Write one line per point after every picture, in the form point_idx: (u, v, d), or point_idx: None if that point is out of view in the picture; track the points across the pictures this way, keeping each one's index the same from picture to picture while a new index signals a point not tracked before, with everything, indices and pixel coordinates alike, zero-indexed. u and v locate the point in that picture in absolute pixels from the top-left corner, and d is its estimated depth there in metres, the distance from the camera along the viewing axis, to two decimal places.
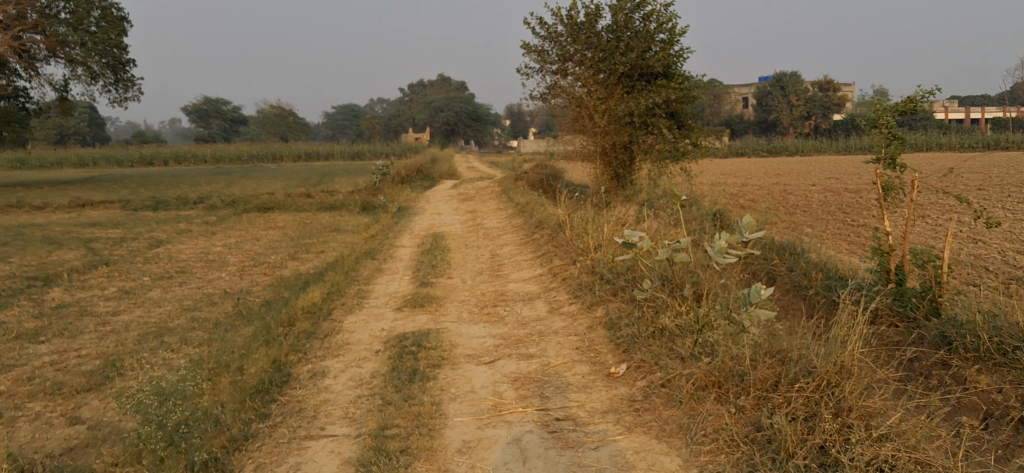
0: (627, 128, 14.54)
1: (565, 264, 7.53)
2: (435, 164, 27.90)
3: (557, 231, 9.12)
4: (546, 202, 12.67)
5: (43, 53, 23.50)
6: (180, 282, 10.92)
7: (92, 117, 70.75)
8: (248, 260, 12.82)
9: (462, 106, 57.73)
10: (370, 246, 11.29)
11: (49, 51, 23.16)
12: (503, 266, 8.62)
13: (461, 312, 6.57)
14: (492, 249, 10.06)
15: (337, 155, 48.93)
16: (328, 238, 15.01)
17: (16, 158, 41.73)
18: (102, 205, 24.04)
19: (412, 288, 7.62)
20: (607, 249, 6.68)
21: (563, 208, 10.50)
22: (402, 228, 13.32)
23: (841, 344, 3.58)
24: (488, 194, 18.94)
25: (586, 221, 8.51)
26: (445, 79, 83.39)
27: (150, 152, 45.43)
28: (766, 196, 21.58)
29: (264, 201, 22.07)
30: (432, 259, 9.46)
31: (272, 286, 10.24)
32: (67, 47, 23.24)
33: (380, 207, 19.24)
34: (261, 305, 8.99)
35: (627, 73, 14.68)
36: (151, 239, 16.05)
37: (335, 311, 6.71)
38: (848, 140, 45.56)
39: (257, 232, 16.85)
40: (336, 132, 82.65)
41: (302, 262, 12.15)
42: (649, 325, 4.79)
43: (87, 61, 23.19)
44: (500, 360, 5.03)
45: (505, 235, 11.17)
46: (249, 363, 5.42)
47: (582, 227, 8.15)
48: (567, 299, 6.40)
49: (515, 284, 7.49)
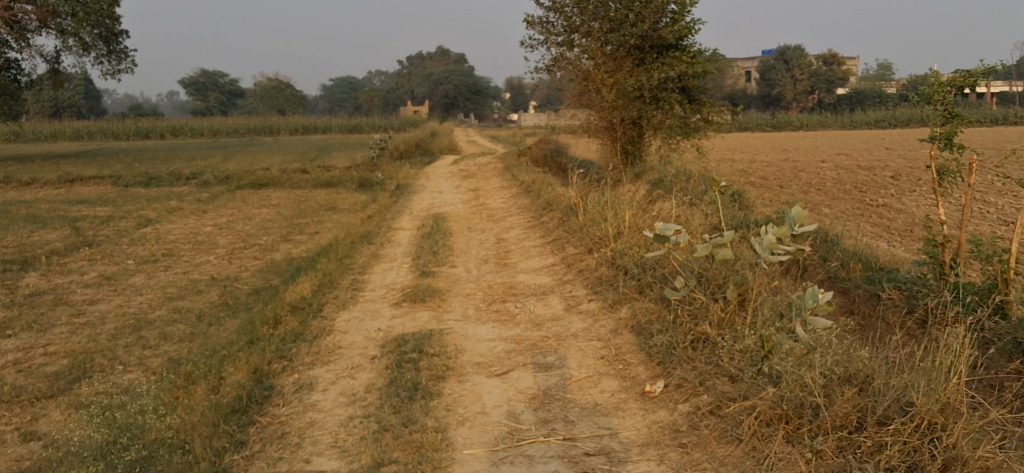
0: (636, 103, 13.87)
1: (579, 254, 6.89)
2: (435, 139, 27.23)
3: (568, 215, 8.48)
4: (554, 182, 12.04)
5: (34, 24, 22.88)
6: (166, 267, 10.29)
7: (87, 88, 69.80)
8: (238, 242, 12.17)
9: (462, 80, 56.90)
10: (367, 228, 10.65)
11: (39, 22, 22.54)
12: (511, 254, 7.97)
13: (467, 308, 5.93)
14: (498, 233, 9.41)
15: (335, 128, 48.21)
16: (325, 218, 14.36)
17: (9, 131, 40.92)
18: (93, 181, 23.39)
19: (412, 279, 6.98)
20: (628, 239, 6.03)
21: (572, 189, 9.84)
22: (401, 208, 12.69)
23: (933, 370, 2.98)
24: (491, 171, 18.27)
25: (600, 204, 7.85)
26: (444, 51, 82.37)
27: (146, 124, 44.64)
28: (776, 173, 20.92)
29: (259, 177, 21.41)
30: (433, 244, 8.81)
31: (262, 272, 9.61)
32: (58, 17, 22.54)
33: (379, 184, 18.59)
34: (249, 295, 8.35)
35: (637, 45, 13.92)
36: (140, 218, 15.41)
37: (327, 307, 6.06)
38: (853, 115, 44.86)
39: (251, 210, 16.20)
40: (334, 105, 81.72)
41: (296, 245, 11.50)
42: (688, 332, 4.13)
43: (79, 32, 22.41)
44: (513, 371, 4.39)
45: (510, 217, 10.51)
46: (227, 371, 4.78)
47: (597, 211, 7.49)
48: (585, 294, 5.76)
49: (525, 275, 6.85)
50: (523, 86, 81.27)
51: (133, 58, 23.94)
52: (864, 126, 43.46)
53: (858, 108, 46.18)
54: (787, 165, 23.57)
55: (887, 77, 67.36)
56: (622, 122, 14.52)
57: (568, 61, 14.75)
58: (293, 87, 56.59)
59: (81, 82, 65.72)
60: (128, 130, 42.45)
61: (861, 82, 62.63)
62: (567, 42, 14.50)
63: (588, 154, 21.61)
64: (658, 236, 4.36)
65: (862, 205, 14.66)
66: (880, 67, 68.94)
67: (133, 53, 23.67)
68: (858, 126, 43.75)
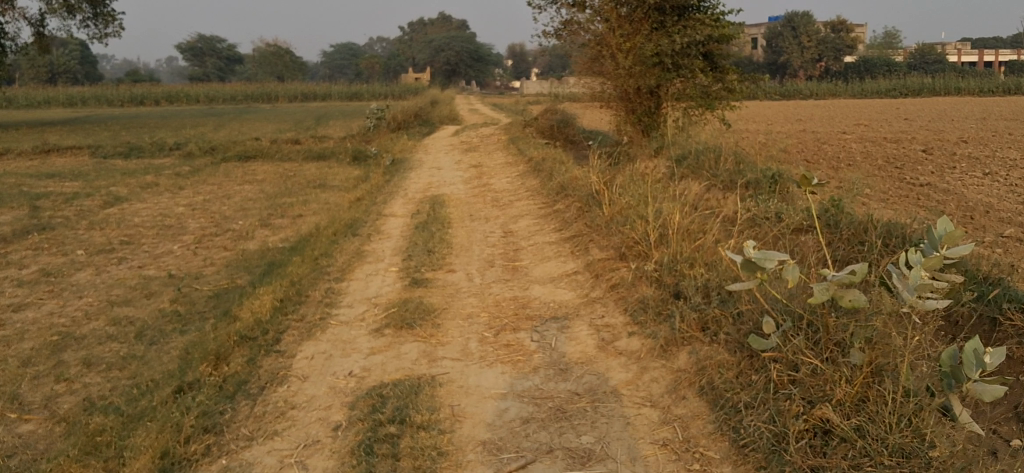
0: (655, 69, 12.45)
1: (609, 259, 5.49)
2: (435, 108, 25.78)
3: (590, 207, 7.10)
4: (567, 160, 10.68)
5: None
6: (120, 259, 8.91)
7: (83, 52, 68.10)
8: (210, 227, 10.80)
9: (463, 46, 55.24)
10: (354, 214, 9.27)
11: None
12: (521, 254, 6.57)
13: (468, 338, 4.53)
14: (505, 224, 8.00)
15: (334, 95, 46.61)
16: (312, 197, 12.96)
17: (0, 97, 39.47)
18: (71, 150, 21.96)
19: (398, 292, 5.61)
20: (679, 250, 4.63)
21: (592, 172, 8.44)
22: (394, 188, 11.32)
23: None
24: (494, 144, 16.90)
25: (634, 198, 6.44)
26: (446, 17, 80.31)
27: (140, 90, 43.14)
28: (799, 146, 19.50)
29: (246, 148, 19.99)
30: (428, 238, 7.42)
31: (229, 268, 8.23)
32: None
33: (373, 158, 17.19)
34: (208, 300, 6.99)
35: (657, 5, 12.43)
36: (109, 195, 14.05)
37: (286, 337, 4.67)
38: (865, 83, 43.40)
39: (232, 187, 14.81)
40: (333, 71, 79.74)
41: (273, 232, 10.10)
42: (799, 416, 2.85)
43: None
44: (535, 464, 3.01)
45: (518, 202, 9.10)
46: (129, 451, 3.41)
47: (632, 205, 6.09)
48: (624, 325, 4.36)
49: (542, 288, 5.45)
50: (524, 53, 79.56)
51: (120, 21, 22.57)
52: (876, 95, 42.03)
53: (869, 76, 44.71)
54: (808, 137, 22.13)
55: (894, 45, 65.90)
56: (637, 90, 13.08)
57: (580, 24, 13.39)
58: (290, 53, 54.90)
59: (75, 48, 64.07)
60: (122, 96, 40.91)
61: (866, 49, 61.11)
62: (579, 2, 13.17)
63: (599, 125, 20.12)
64: (754, 266, 2.99)
65: (902, 184, 13.28)
66: (888, 34, 67.35)
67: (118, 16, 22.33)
68: (870, 95, 42.32)
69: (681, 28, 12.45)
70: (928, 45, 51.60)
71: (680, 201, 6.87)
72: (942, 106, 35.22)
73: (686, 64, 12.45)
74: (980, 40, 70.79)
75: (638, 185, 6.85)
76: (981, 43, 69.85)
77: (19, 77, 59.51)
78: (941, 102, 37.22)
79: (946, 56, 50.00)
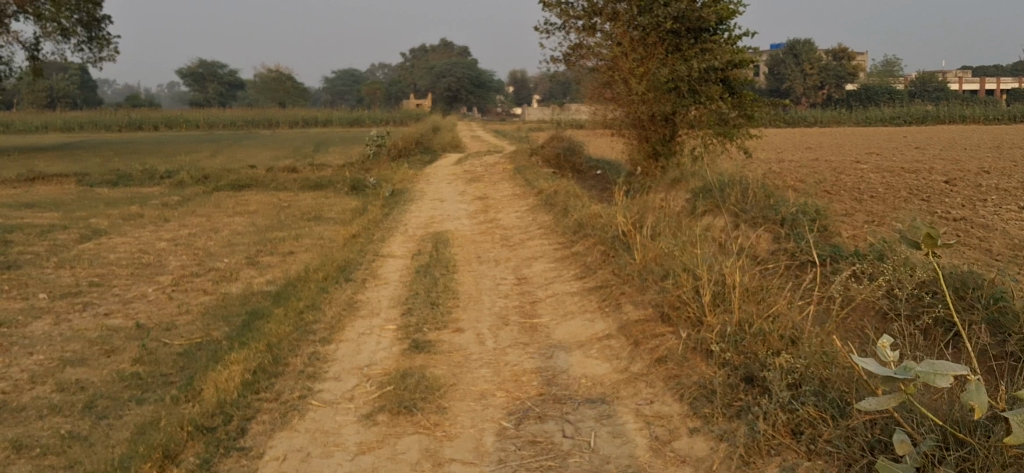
0: (669, 95, 11.58)
1: (651, 320, 4.60)
2: (437, 135, 24.96)
3: (616, 254, 6.18)
4: (581, 194, 9.79)
5: (10, 9, 21.14)
6: (85, 305, 7.99)
7: (83, 78, 67.57)
8: (191, 266, 9.87)
9: (465, 72, 54.56)
10: (347, 254, 8.36)
11: (16, 6, 20.95)
12: (539, 308, 5.64)
13: (483, 430, 3.60)
14: (517, 269, 7.08)
15: (335, 121, 45.82)
16: (305, 232, 12.06)
17: None
18: (57, 179, 21.06)
19: (393, 361, 4.67)
20: (748, 320, 3.73)
21: (614, 211, 7.53)
22: (392, 222, 10.43)
23: None
24: (498, 174, 16.03)
25: (671, 243, 5.52)
26: (449, 44, 79.89)
27: (139, 115, 42.43)
28: (814, 174, 18.67)
29: (239, 177, 19.12)
30: (431, 286, 6.51)
31: (204, 320, 7.31)
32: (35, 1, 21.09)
33: (372, 188, 16.32)
34: (176, 361, 6.06)
35: (672, 27, 11.58)
36: (88, 229, 13.13)
37: (255, 428, 3.73)
38: (870, 111, 42.69)
39: (220, 220, 13.91)
40: (335, 97, 79.19)
41: (260, 273, 9.18)
42: None
43: (58, 18, 21.16)
44: None
45: (530, 242, 8.18)
46: None
47: (671, 256, 5.18)
48: (682, 419, 3.43)
49: (568, 355, 4.52)
50: (524, 80, 79.02)
51: (115, 45, 21.78)
52: (880, 123, 41.43)
53: (872, 104, 44.15)
54: (822, 166, 21.26)
55: (895, 73, 65.46)
56: (651, 117, 12.21)
57: (590, 48, 12.55)
58: (291, 79, 54.22)
59: (75, 73, 63.51)
60: (121, 120, 40.13)
61: (866, 75, 60.66)
62: (589, 25, 12.33)
63: (606, 153, 19.25)
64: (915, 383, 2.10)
65: (933, 217, 12.42)
66: (888, 62, 66.90)
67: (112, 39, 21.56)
68: (874, 123, 41.70)
69: (699, 52, 11.66)
70: (929, 73, 51.12)
71: (718, 245, 5.95)
72: (949, 134, 34.55)
73: (703, 91, 11.56)
74: (979, 67, 70.52)
75: (672, 232, 5.94)
76: (980, 72, 69.49)
77: (19, 102, 58.79)
78: (948, 129, 36.48)
79: (948, 84, 49.45)
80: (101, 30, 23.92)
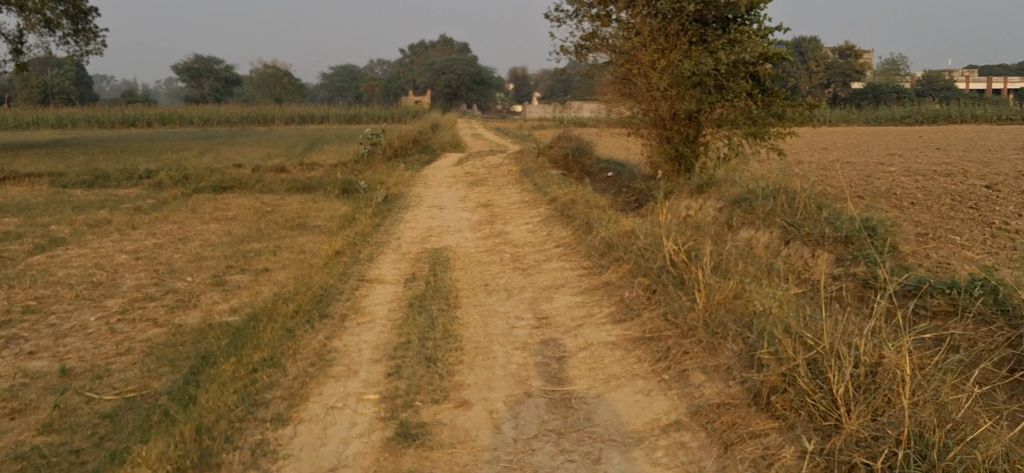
0: (693, 91, 9.94)
1: (739, 404, 3.24)
2: (437, 134, 23.54)
3: (668, 293, 4.77)
4: (604, 206, 8.39)
5: None
6: (7, 339, 6.57)
7: (80, 73, 66.01)
8: (150, 287, 8.48)
9: (466, 69, 53.17)
10: (327, 278, 6.95)
11: None
12: (570, 369, 4.24)
13: None
14: (533, 304, 5.67)
15: (332, 118, 44.36)
16: (287, 243, 10.68)
17: None
18: (31, 178, 19.60)
19: (372, 461, 3.28)
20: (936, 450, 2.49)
21: (652, 230, 6.12)
22: (384, 236, 9.04)
23: None
24: (503, 177, 14.63)
25: (750, 288, 4.16)
26: (447, 40, 78.26)
27: (133, 110, 40.96)
28: (838, 176, 17.24)
29: (223, 178, 17.72)
30: (428, 329, 5.10)
31: (147, 364, 5.90)
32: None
33: (366, 191, 14.91)
34: (94, 430, 4.66)
35: (698, 14, 10.03)
36: (46, 237, 11.69)
37: None
38: (881, 110, 41.28)
39: (195, 228, 12.50)
40: (333, 94, 77.66)
41: (226, 298, 7.79)
42: None
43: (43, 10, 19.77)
44: None
45: (547, 266, 6.78)
46: None
47: (756, 315, 3.82)
48: None
49: (625, 459, 3.12)
50: (524, 77, 77.44)
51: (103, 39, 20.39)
52: (890, 122, 40.02)
53: (880, 104, 42.66)
54: (847, 168, 19.83)
55: (899, 72, 64.02)
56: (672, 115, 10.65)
57: (606, 39, 11.12)
58: (289, 75, 52.78)
59: (71, 68, 62.02)
60: (114, 117, 38.71)
61: (870, 75, 59.28)
62: (604, 14, 10.92)
63: (619, 155, 17.82)
64: None
65: (985, 226, 11.06)
66: (889, 60, 65.32)
67: (99, 32, 20.16)
68: None
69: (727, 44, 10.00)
70: (934, 72, 49.64)
71: (798, 289, 4.58)
72: (962, 134, 33.17)
73: (732, 86, 9.78)
74: (984, 67, 69.14)
75: (740, 274, 4.55)
76: (984, 72, 67.99)
77: (13, 98, 57.38)
78: (964, 129, 35.06)
79: (955, 83, 48.02)
80: (87, 23, 22.49)
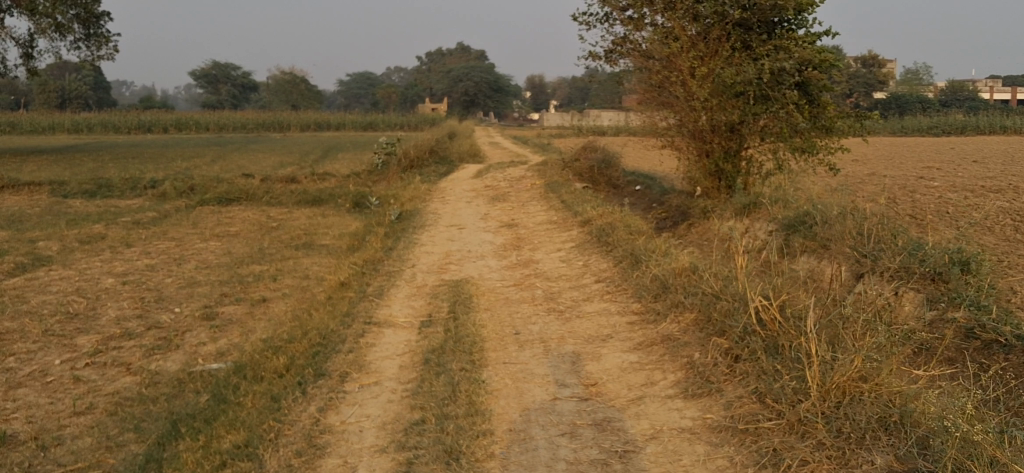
0: (735, 101, 8.65)
1: None
2: (456, 144, 22.49)
3: (761, 366, 3.67)
4: (647, 233, 7.31)
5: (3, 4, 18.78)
6: None
7: (98, 79, 65.29)
8: (130, 320, 7.44)
9: (483, 76, 52.17)
10: (326, 318, 5.87)
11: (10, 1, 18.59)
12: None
13: None
14: (577, 363, 4.59)
15: (348, 124, 43.43)
16: (289, 266, 9.64)
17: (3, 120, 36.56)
18: (31, 187, 18.66)
19: None
20: None
21: (720, 271, 5.02)
22: (395, 263, 7.99)
23: None
24: (525, 192, 13.57)
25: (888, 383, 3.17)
26: (464, 48, 77.37)
27: (149, 117, 40.13)
28: (878, 190, 16.14)
29: (229, 190, 16.71)
30: (448, 401, 4.02)
31: (105, 429, 4.85)
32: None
33: (379, 206, 13.87)
34: None
35: (742, 18, 8.74)
36: (30, 256, 10.67)
37: None
38: (908, 121, 40.03)
39: (193, 247, 11.47)
40: (350, 100, 76.83)
41: (213, 337, 6.73)
42: None
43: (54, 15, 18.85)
44: None
45: (588, 308, 5.69)
46: None
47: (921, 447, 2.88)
48: None
49: None
50: (542, 85, 76.40)
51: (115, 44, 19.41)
52: (917, 133, 38.73)
53: (907, 114, 41.36)
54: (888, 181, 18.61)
55: (923, 82, 62.59)
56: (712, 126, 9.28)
57: (641, 46, 9.98)
58: (306, 82, 51.90)
59: (90, 73, 61.37)
60: (129, 122, 37.84)
61: (894, 85, 57.95)
62: (639, 19, 9.86)
63: (648, 167, 16.71)
64: None
65: None
66: (912, 71, 63.95)
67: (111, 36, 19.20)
68: (910, 133, 39.04)
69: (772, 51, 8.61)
70: (961, 82, 48.32)
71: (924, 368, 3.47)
72: (994, 145, 31.96)
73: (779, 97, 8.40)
74: (1010, 77, 67.51)
75: (856, 348, 3.46)
76: (1009, 82, 66.57)
77: (31, 103, 56.71)
78: (998, 140, 33.73)
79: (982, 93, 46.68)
80: (99, 27, 21.59)
